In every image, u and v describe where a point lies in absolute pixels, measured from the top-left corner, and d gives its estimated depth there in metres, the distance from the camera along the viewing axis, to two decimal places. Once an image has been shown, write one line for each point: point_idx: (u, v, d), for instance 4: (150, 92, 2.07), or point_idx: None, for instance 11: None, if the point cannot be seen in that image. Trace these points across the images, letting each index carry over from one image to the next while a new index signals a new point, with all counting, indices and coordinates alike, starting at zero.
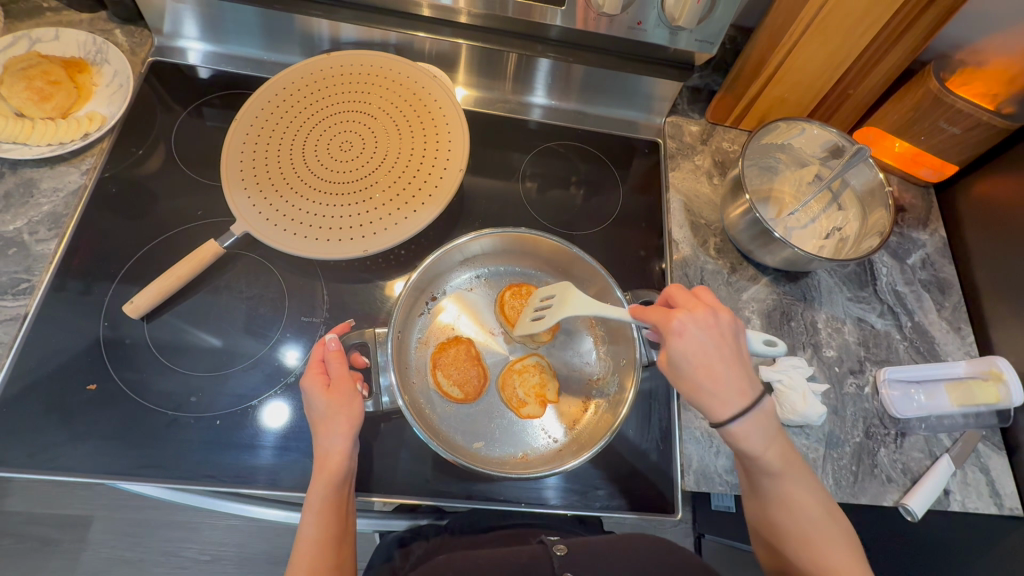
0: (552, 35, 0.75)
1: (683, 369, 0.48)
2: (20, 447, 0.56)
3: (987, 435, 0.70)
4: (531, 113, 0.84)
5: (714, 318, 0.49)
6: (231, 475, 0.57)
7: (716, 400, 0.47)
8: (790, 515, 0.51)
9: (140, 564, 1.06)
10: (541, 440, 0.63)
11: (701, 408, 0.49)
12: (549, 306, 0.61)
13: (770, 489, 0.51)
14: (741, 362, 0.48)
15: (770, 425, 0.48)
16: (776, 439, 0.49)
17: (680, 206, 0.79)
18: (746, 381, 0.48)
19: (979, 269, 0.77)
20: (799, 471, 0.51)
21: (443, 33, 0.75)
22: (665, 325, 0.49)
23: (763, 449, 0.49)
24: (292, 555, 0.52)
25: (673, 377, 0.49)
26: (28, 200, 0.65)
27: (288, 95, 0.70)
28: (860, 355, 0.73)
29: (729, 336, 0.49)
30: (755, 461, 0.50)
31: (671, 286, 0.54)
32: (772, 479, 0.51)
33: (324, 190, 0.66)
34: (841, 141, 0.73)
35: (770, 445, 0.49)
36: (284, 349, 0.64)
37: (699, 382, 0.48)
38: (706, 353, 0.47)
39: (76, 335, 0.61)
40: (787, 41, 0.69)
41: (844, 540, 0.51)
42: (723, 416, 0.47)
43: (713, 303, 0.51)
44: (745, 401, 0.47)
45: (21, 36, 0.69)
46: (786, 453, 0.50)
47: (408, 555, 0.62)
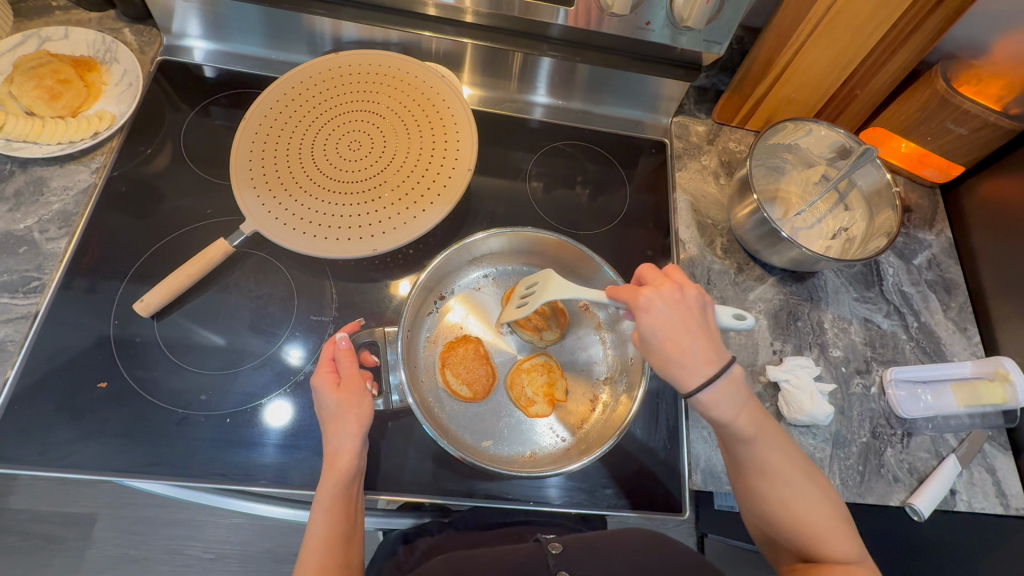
0: (554, 33, 0.75)
1: (651, 343, 0.49)
2: (31, 445, 0.56)
3: (993, 435, 0.70)
4: (534, 113, 0.84)
5: (680, 293, 0.49)
6: (241, 472, 0.58)
7: (683, 371, 0.47)
8: (771, 483, 0.50)
9: (145, 562, 1.07)
10: (550, 438, 0.63)
11: (670, 381, 0.48)
12: (533, 292, 0.62)
13: (749, 458, 0.51)
14: (709, 334, 0.48)
15: (738, 392, 0.47)
16: (746, 405, 0.48)
17: (687, 206, 0.79)
18: (712, 352, 0.48)
19: (985, 269, 0.77)
20: (773, 437, 0.50)
21: (446, 32, 0.75)
22: (631, 301, 0.50)
23: (735, 415, 0.48)
24: (300, 554, 0.52)
25: (643, 353, 0.50)
26: (38, 199, 0.66)
27: (297, 94, 0.70)
28: (866, 355, 0.73)
29: (696, 309, 0.49)
30: (728, 428, 0.49)
31: (640, 266, 0.54)
32: (747, 446, 0.50)
33: (333, 189, 0.66)
34: (848, 141, 0.73)
35: (741, 412, 0.48)
36: (290, 347, 0.64)
37: (667, 356, 0.48)
38: (672, 326, 0.48)
39: (88, 333, 0.61)
40: (795, 42, 0.69)
41: (824, 503, 0.51)
42: (690, 386, 0.47)
43: (681, 280, 0.52)
44: (711, 370, 0.47)
45: (31, 34, 0.69)
46: (758, 418, 0.50)
47: (412, 551, 0.63)
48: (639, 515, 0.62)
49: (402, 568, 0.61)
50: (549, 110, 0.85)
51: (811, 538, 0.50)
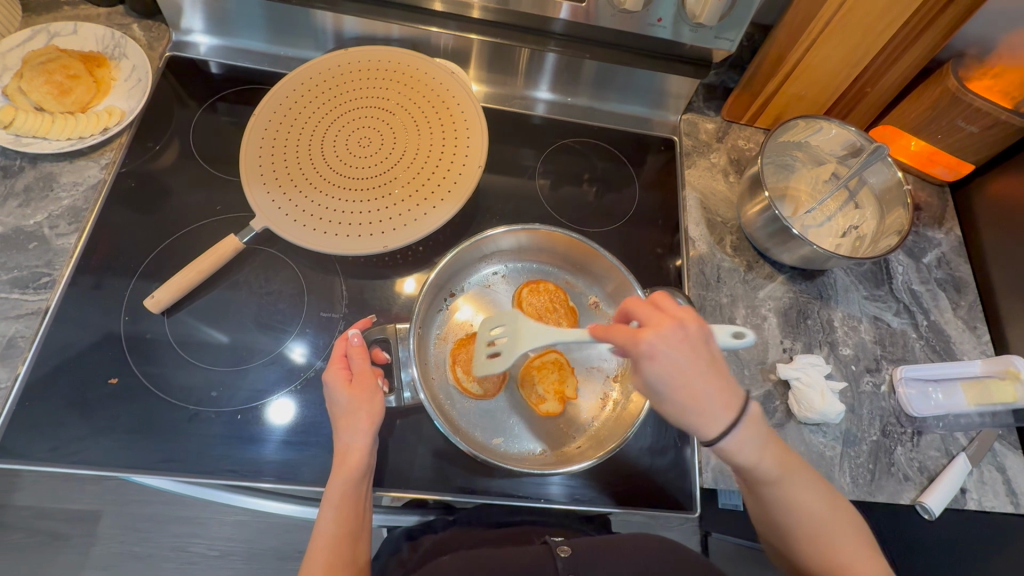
0: (556, 28, 0.75)
1: (662, 392, 0.46)
2: (42, 441, 0.56)
3: (1003, 434, 0.70)
4: (536, 109, 0.84)
5: (683, 331, 0.46)
6: (252, 469, 0.58)
7: (703, 419, 0.46)
8: (797, 518, 0.50)
9: (150, 559, 1.08)
10: (561, 436, 0.63)
11: (688, 428, 0.47)
12: (503, 342, 0.57)
13: (773, 497, 0.50)
14: (718, 372, 0.46)
15: (758, 431, 0.47)
16: (768, 445, 0.48)
17: (696, 204, 0.79)
18: (728, 393, 0.46)
19: (995, 268, 0.77)
20: (798, 473, 0.50)
21: (450, 27, 0.74)
22: (634, 347, 0.46)
23: (758, 457, 0.48)
24: (308, 551, 0.52)
25: (653, 400, 0.47)
26: (48, 195, 0.65)
27: (306, 91, 0.70)
28: (876, 353, 0.73)
29: (702, 347, 0.46)
30: (751, 471, 0.49)
31: (628, 298, 0.50)
32: (770, 487, 0.50)
33: (344, 186, 0.66)
34: (858, 140, 0.73)
35: (765, 453, 0.48)
36: (291, 345, 0.64)
37: (682, 404, 0.46)
38: (682, 372, 0.45)
39: (99, 328, 0.61)
40: (806, 39, 0.69)
41: (850, 528, 0.51)
42: (712, 434, 0.46)
43: (677, 311, 0.47)
44: (731, 413, 0.46)
45: (40, 30, 0.69)
46: (780, 457, 0.49)
47: (417, 548, 0.61)
48: (646, 512, 0.62)
49: (405, 564, 0.59)
50: (557, 106, 0.84)
51: (837, 566, 0.50)
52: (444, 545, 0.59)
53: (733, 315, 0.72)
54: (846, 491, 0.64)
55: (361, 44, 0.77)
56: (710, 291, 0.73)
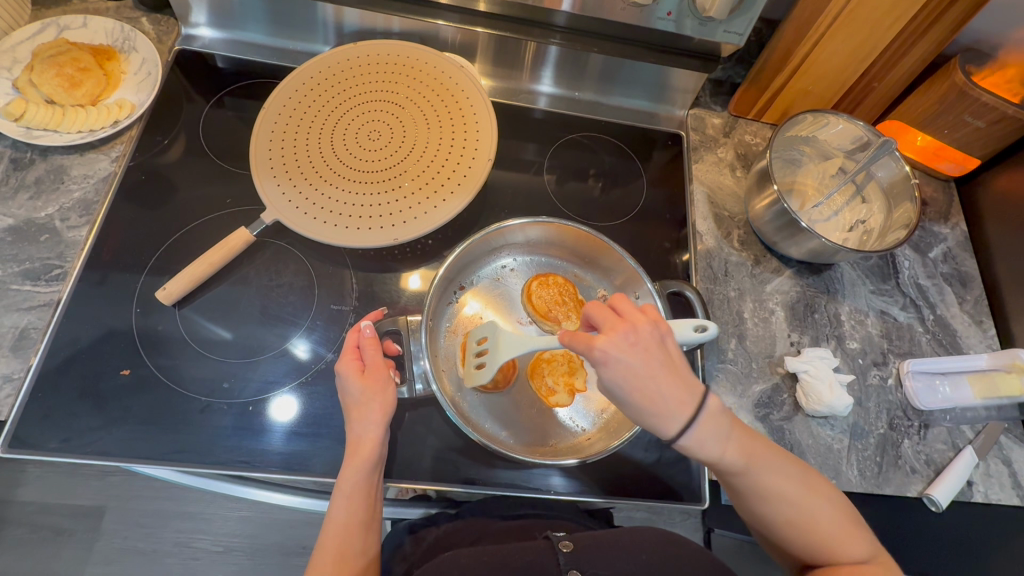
0: (558, 21, 0.75)
1: (619, 396, 0.47)
2: (55, 432, 0.56)
3: (1009, 427, 0.70)
4: (536, 102, 0.84)
5: (634, 334, 0.46)
6: (263, 460, 0.58)
7: (659, 420, 0.47)
8: (773, 506, 0.51)
9: (153, 555, 1.06)
10: (571, 427, 0.63)
11: (647, 428, 0.48)
12: (487, 349, 0.59)
13: (746, 487, 0.51)
14: (672, 371, 0.47)
15: (717, 424, 0.48)
16: (729, 435, 0.50)
17: (704, 198, 0.79)
18: (684, 392, 0.47)
19: (1000, 263, 0.78)
20: (766, 460, 0.51)
21: (451, 19, 0.74)
22: (586, 355, 0.47)
23: (722, 450, 0.49)
24: (319, 541, 0.53)
25: (614, 402, 0.49)
26: (59, 187, 0.66)
27: (316, 84, 0.70)
28: (883, 347, 0.73)
29: (654, 348, 0.47)
30: (717, 465, 0.50)
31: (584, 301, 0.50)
32: (741, 477, 0.50)
33: (353, 178, 0.66)
34: (866, 134, 0.73)
35: (728, 445, 0.49)
36: (295, 341, 0.64)
37: (637, 407, 0.47)
38: (636, 376, 0.46)
39: (110, 320, 0.61)
40: (814, 34, 0.69)
41: (829, 507, 0.51)
42: (668, 433, 0.47)
43: (630, 313, 0.48)
44: (687, 411, 0.47)
45: (49, 23, 0.69)
46: (743, 445, 0.50)
47: (420, 541, 0.62)
48: (655, 503, 0.63)
49: (409, 559, 0.60)
50: (563, 101, 0.84)
51: (823, 545, 0.50)
52: (447, 540, 0.61)
53: (741, 309, 0.72)
54: (853, 483, 0.65)
55: (368, 37, 0.77)
56: (717, 284, 0.73)
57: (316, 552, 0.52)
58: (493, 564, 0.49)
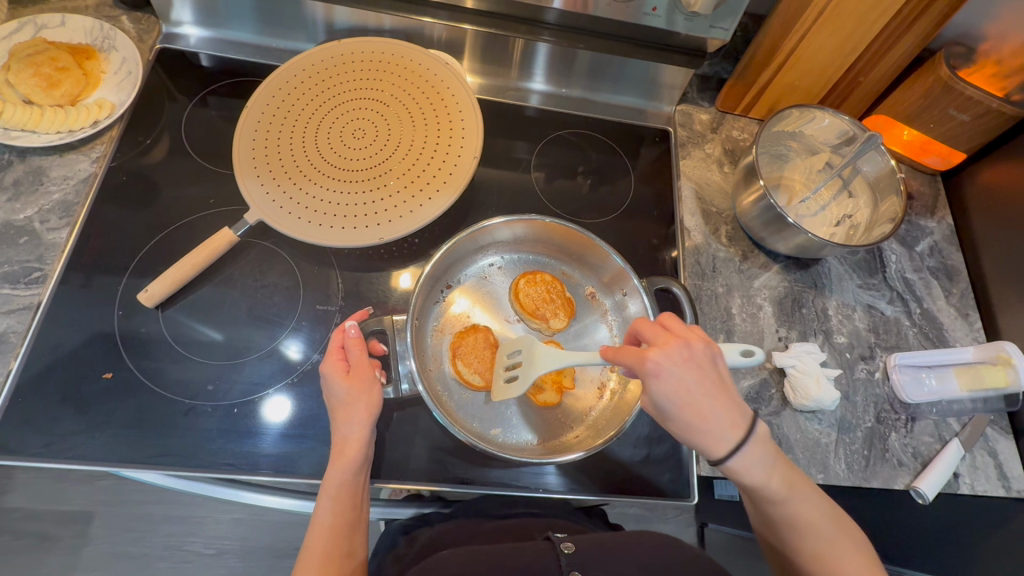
0: (549, 18, 0.75)
1: (668, 410, 0.47)
2: (36, 438, 0.55)
3: (995, 419, 0.71)
4: (529, 100, 0.83)
5: (688, 350, 0.47)
6: (249, 463, 0.57)
7: (709, 440, 0.47)
8: (803, 537, 0.51)
9: (143, 559, 1.07)
10: (559, 426, 0.63)
11: (696, 447, 0.48)
12: (520, 361, 0.59)
13: (779, 516, 0.51)
14: (724, 390, 0.47)
15: (767, 450, 0.48)
16: (775, 465, 0.49)
17: (691, 193, 0.79)
18: (736, 412, 0.47)
19: (985, 256, 0.78)
20: (805, 493, 0.51)
21: (441, 17, 0.74)
22: (640, 367, 0.47)
23: (766, 477, 0.49)
24: (305, 542, 0.52)
25: (661, 417, 0.49)
26: (38, 189, 0.65)
27: (299, 83, 0.70)
28: (870, 341, 0.73)
29: (708, 366, 0.47)
30: (758, 491, 0.49)
31: (637, 316, 0.51)
32: (777, 506, 0.50)
33: (338, 177, 0.66)
34: (853, 128, 0.73)
35: (773, 473, 0.49)
36: (289, 342, 0.63)
37: (688, 423, 0.47)
38: (688, 391, 0.46)
39: (91, 325, 0.61)
40: (799, 28, 0.69)
41: (858, 550, 0.51)
42: (719, 452, 0.47)
43: (683, 330, 0.49)
44: (739, 432, 0.47)
45: (26, 22, 0.68)
46: (786, 476, 0.50)
47: (413, 542, 0.62)
48: (643, 500, 0.63)
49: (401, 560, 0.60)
50: (550, 97, 0.84)
51: None
52: (441, 540, 0.61)
53: (729, 304, 0.72)
54: (841, 477, 0.65)
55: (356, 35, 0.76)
56: (705, 280, 0.73)
57: (302, 556, 0.51)
58: (490, 563, 0.48)
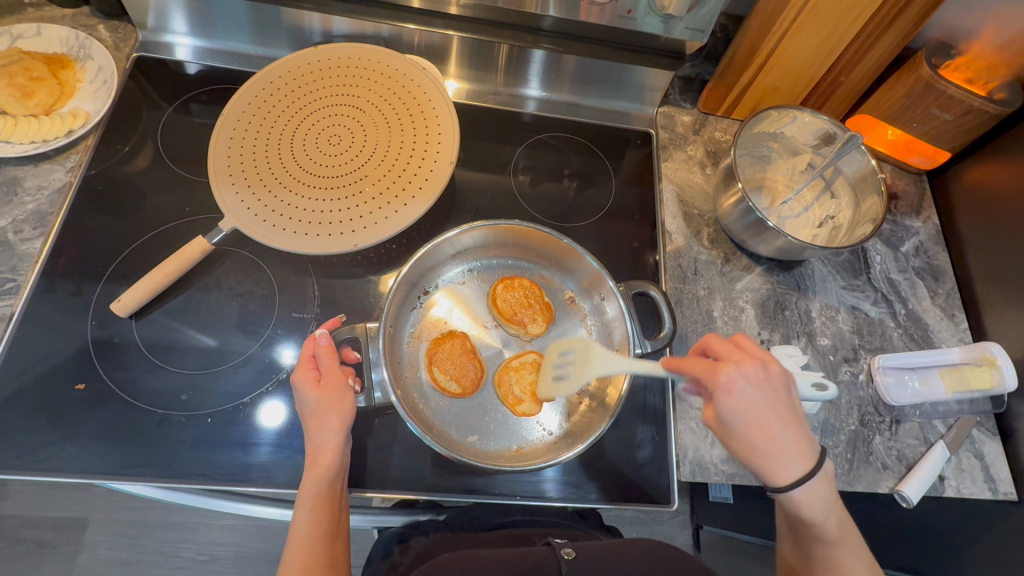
0: (545, 25, 0.75)
1: (734, 429, 0.46)
2: (8, 449, 0.55)
3: (981, 421, 0.70)
4: (525, 106, 0.83)
5: (763, 372, 0.47)
6: (225, 473, 0.57)
7: (773, 464, 0.45)
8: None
9: (137, 566, 1.05)
10: (537, 433, 0.63)
11: (756, 472, 0.46)
12: (569, 365, 0.60)
13: (822, 554, 0.50)
14: (795, 419, 0.46)
15: (832, 491, 0.46)
16: (835, 507, 0.47)
17: (673, 196, 0.78)
18: (805, 442, 0.46)
19: (971, 255, 0.77)
20: (855, 540, 0.49)
21: (433, 25, 0.74)
22: (711, 379, 0.47)
23: (824, 516, 0.47)
24: (284, 553, 0.51)
25: (724, 436, 0.48)
26: (12, 199, 0.64)
27: (274, 90, 0.70)
28: (854, 343, 0.73)
29: (781, 391, 0.47)
30: (813, 529, 0.48)
31: (710, 335, 0.51)
32: (825, 547, 0.49)
33: (313, 184, 0.66)
34: (832, 128, 0.73)
35: (831, 513, 0.47)
36: (276, 348, 0.63)
37: (755, 444, 0.46)
38: (759, 412, 0.45)
39: (66, 335, 0.60)
40: (777, 30, 0.69)
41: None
42: (782, 479, 0.45)
43: (759, 354, 0.49)
44: (806, 464, 0.45)
45: (2, 32, 0.68)
46: (842, 519, 0.48)
47: (407, 551, 0.61)
48: (624, 506, 0.62)
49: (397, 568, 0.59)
50: (539, 103, 0.84)
51: None
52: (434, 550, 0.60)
53: (711, 307, 0.72)
54: None
55: (344, 42, 0.76)
56: (687, 284, 0.73)
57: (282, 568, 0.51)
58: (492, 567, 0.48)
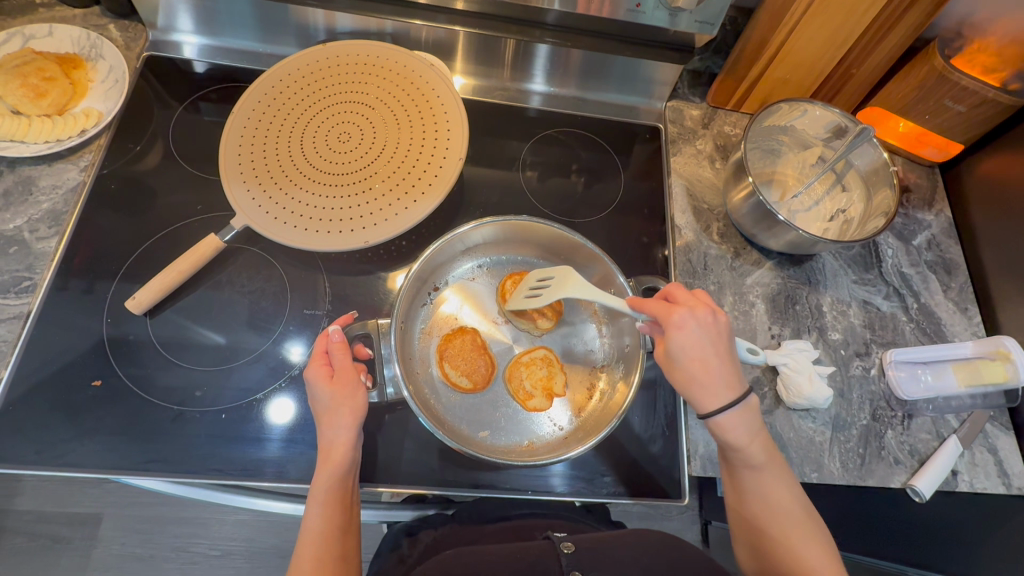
0: (549, 19, 0.75)
1: (677, 361, 0.49)
2: (27, 445, 0.56)
3: (995, 415, 0.69)
4: (531, 101, 0.83)
5: (712, 315, 0.50)
6: (239, 468, 0.58)
7: (704, 392, 0.49)
8: (772, 513, 0.50)
9: (151, 560, 1.07)
10: (547, 428, 0.63)
11: (689, 399, 0.50)
12: (547, 286, 0.62)
13: (750, 481, 0.51)
14: (733, 359, 0.50)
15: (756, 420, 0.49)
16: (760, 435, 0.50)
17: (682, 190, 0.78)
18: (737, 378, 0.49)
19: (984, 248, 0.77)
20: (782, 468, 0.52)
21: (439, 20, 0.74)
22: (664, 316, 0.50)
23: (748, 442, 0.49)
24: (295, 549, 0.52)
25: (668, 368, 0.51)
26: (27, 199, 0.65)
27: (284, 88, 0.70)
28: (866, 337, 0.72)
29: (725, 334, 0.50)
30: (739, 454, 0.50)
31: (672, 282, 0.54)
32: (753, 472, 0.51)
33: (323, 181, 0.66)
34: (843, 122, 0.72)
35: (755, 439, 0.50)
36: (287, 344, 0.64)
37: (694, 375, 0.49)
38: (703, 348, 0.49)
39: (82, 333, 0.61)
40: (788, 23, 0.68)
41: (823, 545, 0.50)
42: (711, 407, 0.48)
43: (711, 302, 0.52)
44: (734, 395, 0.48)
45: (15, 33, 0.69)
46: (768, 446, 0.51)
47: (415, 543, 0.61)
48: (634, 501, 0.62)
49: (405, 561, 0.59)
50: (544, 97, 0.84)
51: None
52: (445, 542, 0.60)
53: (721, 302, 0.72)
54: (835, 475, 0.64)
55: (349, 38, 0.76)
56: (696, 279, 0.73)
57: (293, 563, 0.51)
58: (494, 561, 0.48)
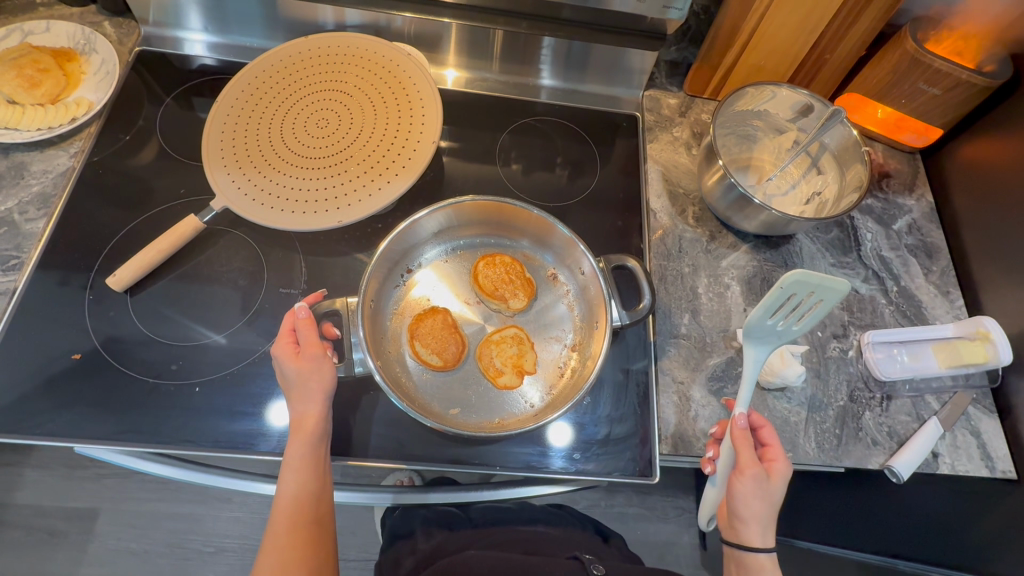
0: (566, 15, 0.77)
1: (773, 497, 0.55)
2: (6, 414, 0.58)
3: (978, 398, 0.68)
4: (539, 95, 0.85)
5: None
6: (210, 440, 0.59)
7: (770, 531, 0.55)
8: None
9: (145, 555, 1.07)
10: (518, 405, 0.63)
11: (750, 530, 0.55)
12: (793, 307, 0.60)
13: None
14: None
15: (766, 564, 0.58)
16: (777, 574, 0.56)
17: (659, 175, 0.79)
18: None
19: (966, 231, 0.76)
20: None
21: (443, 15, 0.77)
22: (777, 462, 0.57)
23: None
24: (274, 504, 0.55)
25: (763, 496, 0.55)
26: (18, 182, 0.68)
27: (266, 78, 0.72)
28: (844, 320, 0.72)
29: None
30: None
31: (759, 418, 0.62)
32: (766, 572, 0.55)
33: (300, 165, 0.68)
34: (811, 102, 0.72)
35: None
36: (261, 322, 0.65)
37: (771, 514, 0.55)
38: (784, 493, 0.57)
39: (64, 308, 0.63)
40: (758, 8, 0.69)
41: None
42: (771, 544, 0.55)
43: None
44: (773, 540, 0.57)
45: (14, 29, 0.73)
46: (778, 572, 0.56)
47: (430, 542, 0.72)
48: (603, 479, 0.62)
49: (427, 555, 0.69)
50: (552, 91, 0.85)
51: None
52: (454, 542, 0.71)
53: (695, 284, 0.72)
54: (811, 456, 0.63)
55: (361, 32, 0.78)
56: (671, 261, 0.73)
57: (271, 520, 0.55)
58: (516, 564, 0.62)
